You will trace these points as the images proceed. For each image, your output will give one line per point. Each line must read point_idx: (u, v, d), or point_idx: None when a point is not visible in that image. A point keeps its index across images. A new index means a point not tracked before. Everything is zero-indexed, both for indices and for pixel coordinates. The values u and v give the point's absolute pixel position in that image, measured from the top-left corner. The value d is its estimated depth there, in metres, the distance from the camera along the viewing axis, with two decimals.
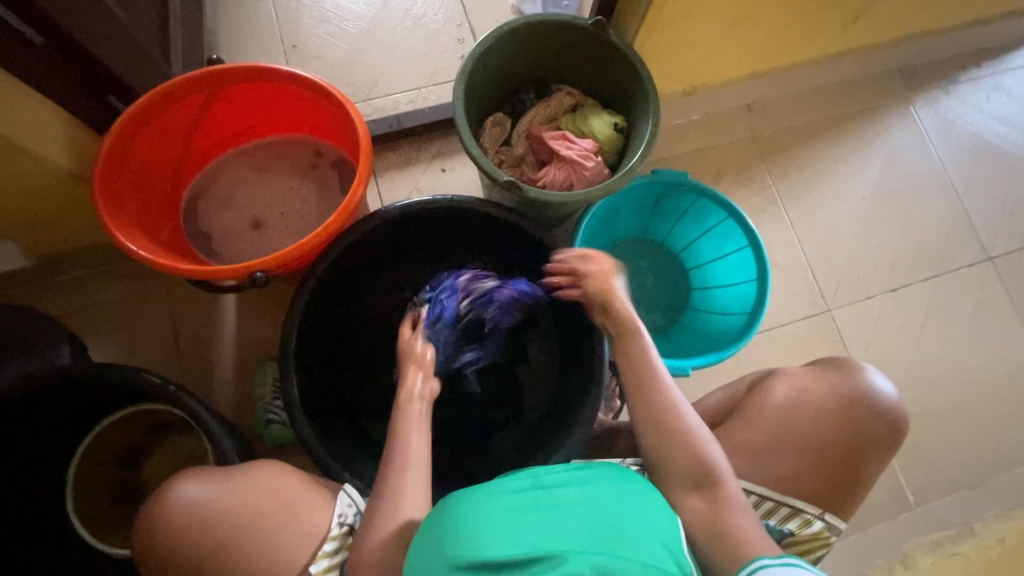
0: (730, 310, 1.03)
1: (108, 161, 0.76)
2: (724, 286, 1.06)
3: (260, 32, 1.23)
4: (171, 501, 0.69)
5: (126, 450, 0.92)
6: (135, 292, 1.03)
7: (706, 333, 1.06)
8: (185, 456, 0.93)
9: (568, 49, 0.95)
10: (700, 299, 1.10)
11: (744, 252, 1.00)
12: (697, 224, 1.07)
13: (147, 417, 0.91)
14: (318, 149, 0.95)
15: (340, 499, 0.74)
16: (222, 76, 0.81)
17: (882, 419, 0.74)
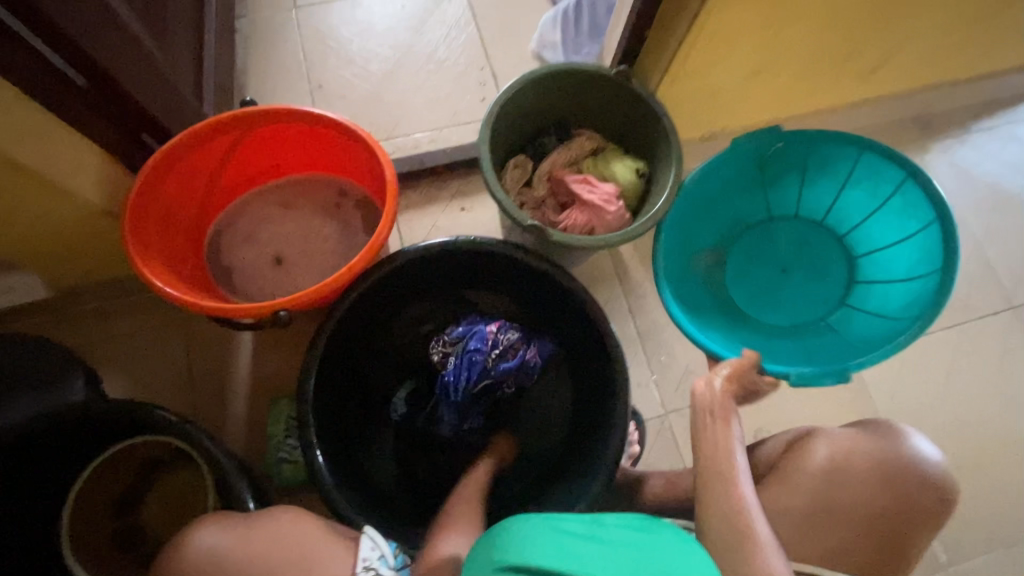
0: (908, 270, 0.92)
1: (139, 197, 0.77)
2: (880, 249, 0.98)
3: (288, 72, 1.27)
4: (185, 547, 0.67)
5: (122, 497, 0.88)
6: (151, 325, 1.02)
7: (882, 309, 0.95)
8: (184, 491, 0.89)
9: (590, 96, 0.97)
10: (857, 272, 1.02)
11: (905, 191, 0.91)
12: (829, 180, 0.99)
13: (135, 459, 0.87)
14: (342, 188, 0.96)
15: (364, 542, 0.71)
16: (253, 118, 0.83)
17: (929, 487, 0.71)
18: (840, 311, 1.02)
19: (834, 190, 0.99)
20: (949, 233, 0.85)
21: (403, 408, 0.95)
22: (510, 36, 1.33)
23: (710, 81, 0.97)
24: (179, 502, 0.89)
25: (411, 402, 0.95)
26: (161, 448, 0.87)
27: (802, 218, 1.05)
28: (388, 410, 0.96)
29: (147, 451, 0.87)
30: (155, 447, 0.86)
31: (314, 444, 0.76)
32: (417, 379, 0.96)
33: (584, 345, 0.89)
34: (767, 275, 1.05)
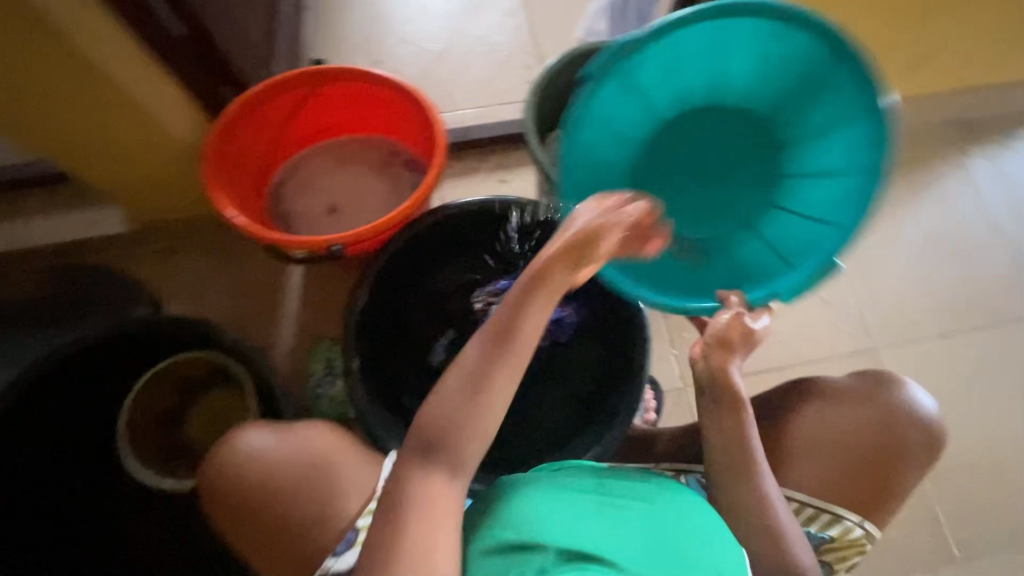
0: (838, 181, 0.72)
1: (219, 138, 0.87)
2: (764, 109, 0.76)
3: (348, 47, 1.36)
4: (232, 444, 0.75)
5: (170, 411, 0.97)
6: (212, 263, 1.12)
7: (799, 215, 0.76)
8: (225, 407, 0.98)
9: None
10: (783, 162, 0.77)
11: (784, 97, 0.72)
12: (734, 55, 0.71)
13: (179, 379, 0.94)
14: (394, 149, 1.04)
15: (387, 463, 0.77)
16: (322, 76, 0.92)
17: (920, 427, 0.74)
18: (733, 225, 0.80)
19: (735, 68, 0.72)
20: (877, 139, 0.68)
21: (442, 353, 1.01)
22: (557, 24, 1.39)
23: None
24: (221, 416, 0.98)
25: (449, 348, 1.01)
26: (202, 368, 0.94)
27: (711, 100, 0.76)
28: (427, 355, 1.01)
29: (190, 371, 0.94)
30: (199, 367, 0.94)
31: (354, 369, 0.83)
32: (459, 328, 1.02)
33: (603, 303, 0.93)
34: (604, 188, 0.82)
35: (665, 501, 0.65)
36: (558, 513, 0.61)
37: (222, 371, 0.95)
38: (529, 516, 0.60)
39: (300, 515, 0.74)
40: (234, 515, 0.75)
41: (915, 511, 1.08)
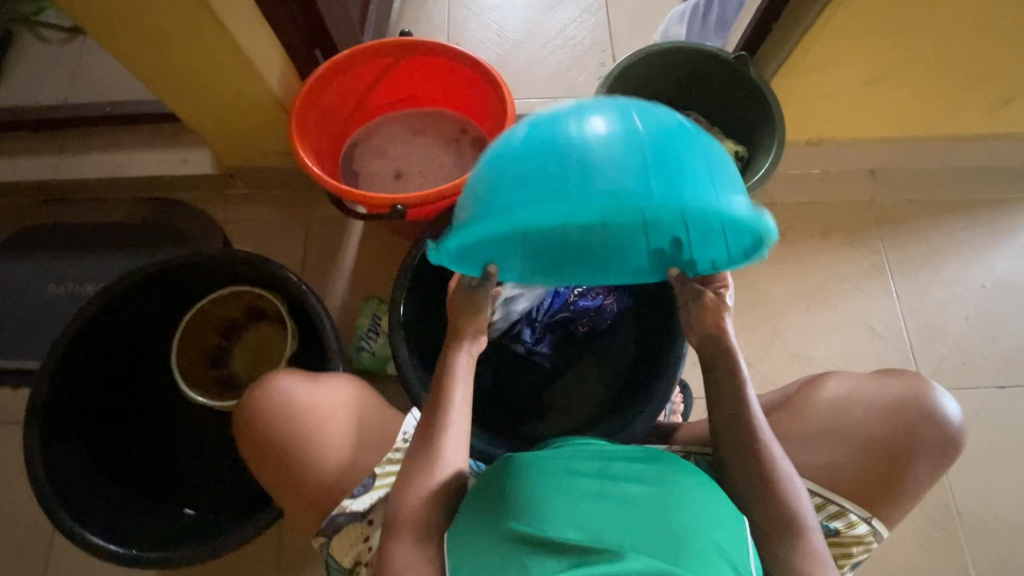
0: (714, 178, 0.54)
1: (308, 94, 0.93)
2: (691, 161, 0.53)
3: (431, 28, 1.42)
4: (278, 376, 0.82)
5: (214, 351, 1.04)
6: (283, 216, 1.21)
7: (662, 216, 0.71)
8: (265, 339, 1.07)
9: (706, 79, 1.03)
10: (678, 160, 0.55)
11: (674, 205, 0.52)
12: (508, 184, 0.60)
13: (218, 317, 1.01)
14: (464, 126, 1.10)
15: (407, 420, 0.81)
16: (408, 47, 0.97)
17: (937, 426, 0.74)
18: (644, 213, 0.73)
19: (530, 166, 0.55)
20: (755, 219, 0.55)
21: None
22: (636, 27, 1.41)
23: (827, 80, 0.99)
24: (262, 349, 1.06)
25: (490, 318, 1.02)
26: (237, 307, 1.01)
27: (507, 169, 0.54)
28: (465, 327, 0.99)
29: (227, 310, 1.01)
30: (234, 304, 1.01)
31: (400, 323, 0.88)
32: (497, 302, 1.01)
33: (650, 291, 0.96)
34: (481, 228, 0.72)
35: (678, 483, 0.64)
36: (557, 503, 0.61)
37: (255, 308, 1.03)
38: (519, 497, 0.62)
39: (329, 450, 0.78)
40: (265, 447, 0.79)
41: (947, 561, 1.03)
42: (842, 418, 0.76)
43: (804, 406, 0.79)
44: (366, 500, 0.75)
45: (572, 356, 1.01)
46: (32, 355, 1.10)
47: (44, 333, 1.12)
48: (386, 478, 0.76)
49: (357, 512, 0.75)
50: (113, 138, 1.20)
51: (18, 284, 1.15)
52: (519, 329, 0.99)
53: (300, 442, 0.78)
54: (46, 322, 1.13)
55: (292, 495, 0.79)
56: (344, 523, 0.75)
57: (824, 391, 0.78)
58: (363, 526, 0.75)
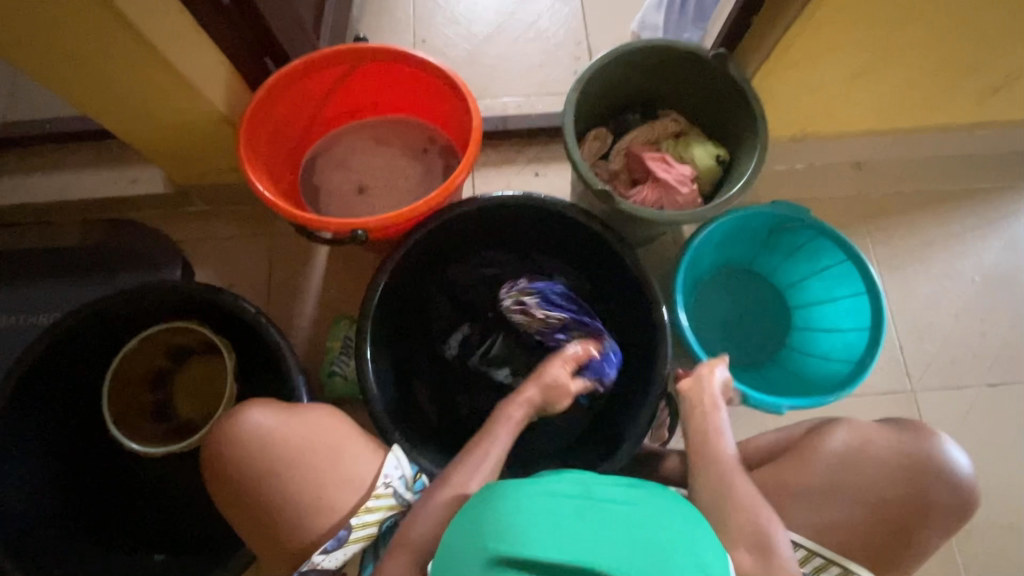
0: (836, 285, 1.04)
1: (255, 109, 0.86)
2: (809, 272, 1.08)
3: (396, 24, 1.34)
4: (242, 411, 0.74)
5: (156, 407, 0.97)
6: (244, 234, 1.15)
7: (826, 363, 1.03)
8: (202, 374, 1.01)
9: (684, 76, 0.96)
10: (797, 288, 1.11)
11: (858, 299, 1.00)
12: (821, 280, 1.07)
13: (142, 372, 0.96)
14: (431, 135, 1.04)
15: (389, 460, 0.75)
16: (364, 54, 0.90)
17: (949, 485, 0.75)
18: (785, 347, 1.10)
19: (808, 273, 1.08)
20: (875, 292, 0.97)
21: (457, 347, 1.00)
22: (613, 16, 1.34)
23: (810, 77, 0.93)
24: (202, 385, 1.01)
25: (464, 342, 1.00)
26: (155, 356, 0.96)
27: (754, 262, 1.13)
28: (440, 345, 1.01)
29: (147, 360, 0.96)
30: (153, 353, 0.95)
31: (366, 355, 0.83)
32: (474, 318, 1.02)
33: (629, 309, 0.93)
34: (744, 348, 1.10)
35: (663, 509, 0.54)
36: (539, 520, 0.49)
37: (175, 349, 0.97)
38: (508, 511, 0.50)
39: (289, 506, 0.71)
40: (230, 503, 0.73)
41: (937, 565, 1.02)
42: (852, 474, 0.76)
43: None
44: (341, 554, 0.72)
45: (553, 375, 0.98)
46: None
47: None
48: (362, 529, 0.73)
49: (329, 566, 0.72)
50: (57, 158, 1.13)
51: None
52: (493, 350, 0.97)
53: (257, 500, 0.72)
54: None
55: (271, 546, 0.74)
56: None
57: (833, 442, 0.78)
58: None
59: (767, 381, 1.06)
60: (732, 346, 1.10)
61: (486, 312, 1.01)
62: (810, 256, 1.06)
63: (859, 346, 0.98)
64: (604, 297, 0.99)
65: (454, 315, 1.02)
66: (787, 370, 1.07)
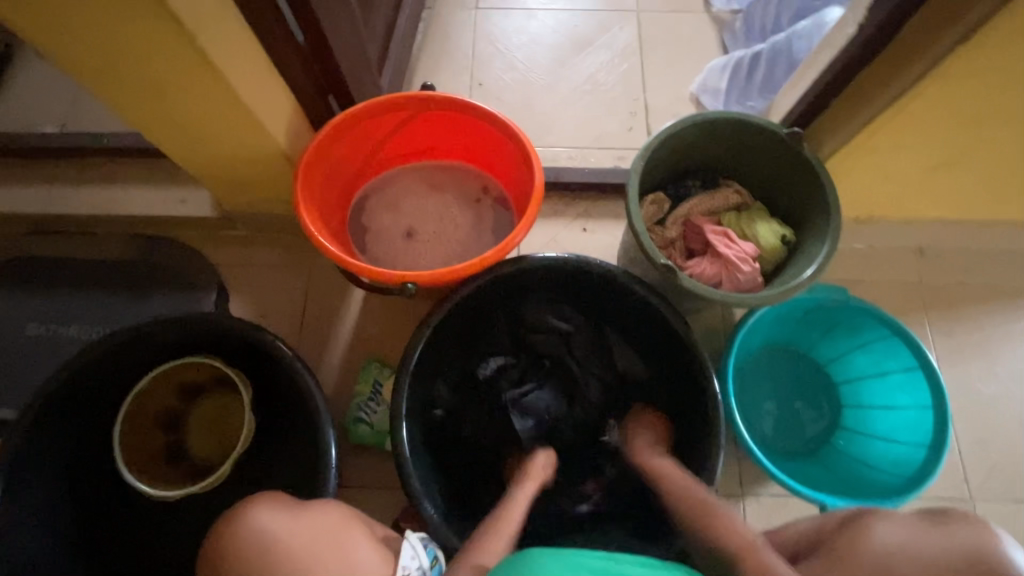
0: (887, 368, 0.99)
1: (316, 149, 0.85)
2: (853, 349, 1.03)
3: (454, 66, 1.34)
4: (243, 513, 0.67)
5: (169, 449, 0.95)
6: (283, 264, 1.13)
7: (878, 452, 0.98)
8: (216, 411, 0.99)
9: (753, 150, 0.93)
10: (838, 364, 1.06)
11: (911, 374, 0.96)
12: (869, 359, 1.02)
13: (154, 411, 0.94)
14: (486, 185, 1.02)
15: (403, 551, 0.69)
16: (430, 102, 0.89)
17: None
18: (830, 428, 1.04)
19: (852, 349, 1.03)
20: (937, 384, 0.92)
21: (491, 370, 0.96)
22: (672, 76, 1.33)
23: (886, 162, 0.90)
24: (214, 422, 0.98)
25: (498, 369, 0.96)
26: (167, 393, 0.94)
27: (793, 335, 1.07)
28: (477, 364, 0.98)
29: (159, 401, 0.94)
30: (165, 391, 0.93)
31: (402, 413, 0.79)
32: (524, 356, 0.98)
33: (682, 386, 0.89)
34: (785, 427, 1.05)
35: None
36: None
37: (186, 385, 0.95)
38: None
39: None
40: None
41: None
42: None
43: None
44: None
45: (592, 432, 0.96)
46: (3, 404, 1.03)
47: (17, 380, 1.04)
48: None
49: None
50: (109, 171, 1.13)
51: None
52: (533, 396, 0.94)
53: None
54: (24, 367, 1.05)
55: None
56: None
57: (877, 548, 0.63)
58: None
59: (813, 467, 1.01)
60: (770, 425, 1.04)
61: (539, 360, 0.97)
62: (858, 335, 1.01)
63: (918, 438, 0.94)
64: (648, 367, 0.96)
65: (501, 346, 0.98)
66: (833, 455, 1.02)
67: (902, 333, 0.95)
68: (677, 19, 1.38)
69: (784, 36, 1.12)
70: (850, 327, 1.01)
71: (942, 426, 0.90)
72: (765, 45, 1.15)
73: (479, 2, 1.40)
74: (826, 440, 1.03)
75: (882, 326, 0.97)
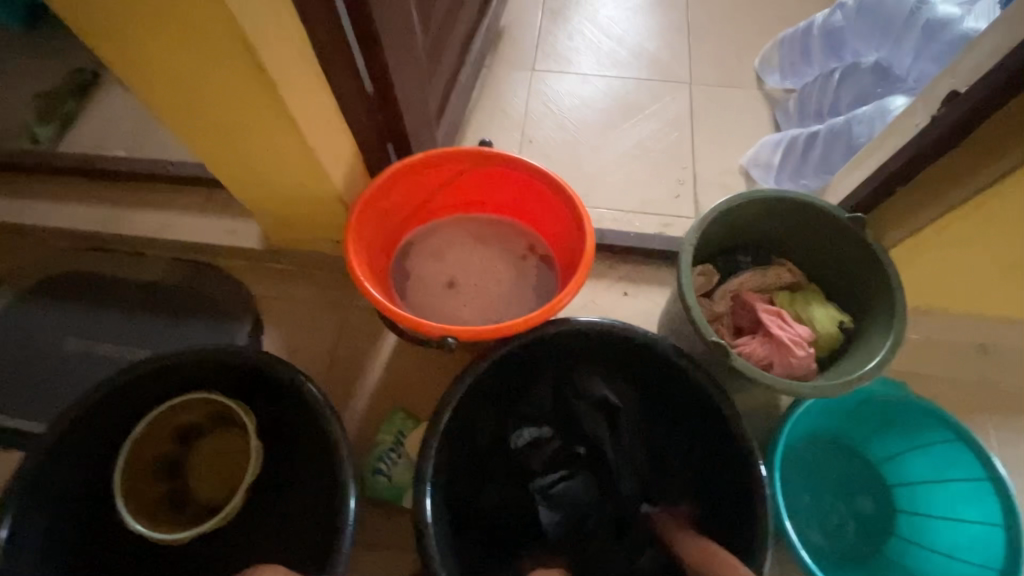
0: (946, 475, 0.91)
1: (371, 195, 0.86)
2: (909, 449, 0.95)
3: (506, 122, 1.38)
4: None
5: (171, 498, 0.92)
6: (320, 301, 1.13)
7: (936, 571, 0.88)
8: (217, 451, 0.97)
9: (810, 233, 0.91)
10: (892, 466, 0.98)
11: (975, 485, 0.88)
12: (926, 462, 0.94)
13: (152, 460, 0.92)
14: (532, 243, 1.02)
15: None
16: (487, 158, 0.90)
17: None
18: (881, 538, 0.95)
19: (907, 450, 0.96)
20: (1007, 499, 0.83)
21: (526, 442, 0.91)
22: (722, 149, 1.33)
23: (954, 255, 0.86)
24: (218, 462, 0.97)
25: (534, 443, 0.91)
26: (165, 438, 0.92)
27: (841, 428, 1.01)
28: (510, 430, 0.94)
29: (156, 448, 0.92)
30: (161, 437, 0.92)
31: (427, 473, 0.75)
32: (563, 437, 0.94)
33: (727, 478, 0.83)
34: (830, 532, 0.96)
35: None
36: None
37: (184, 427, 0.94)
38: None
39: None
40: None
41: None
42: None
43: None
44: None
45: (619, 527, 0.89)
46: (32, 416, 1.03)
47: (48, 393, 1.04)
48: None
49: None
50: (166, 197, 1.18)
51: (35, 335, 1.09)
52: (563, 487, 0.88)
53: None
54: (56, 380, 1.06)
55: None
56: None
57: None
58: None
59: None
60: (813, 527, 0.97)
61: (576, 448, 0.92)
62: (914, 434, 0.94)
63: (986, 561, 0.84)
64: (689, 448, 0.91)
65: (544, 416, 0.94)
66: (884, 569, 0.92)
67: (964, 438, 0.87)
68: (729, 94, 1.40)
69: (843, 119, 1.09)
70: (905, 425, 0.94)
71: (1013, 549, 0.81)
72: (823, 126, 1.13)
73: (535, 64, 1.45)
74: (876, 548, 0.94)
75: (941, 427, 0.90)
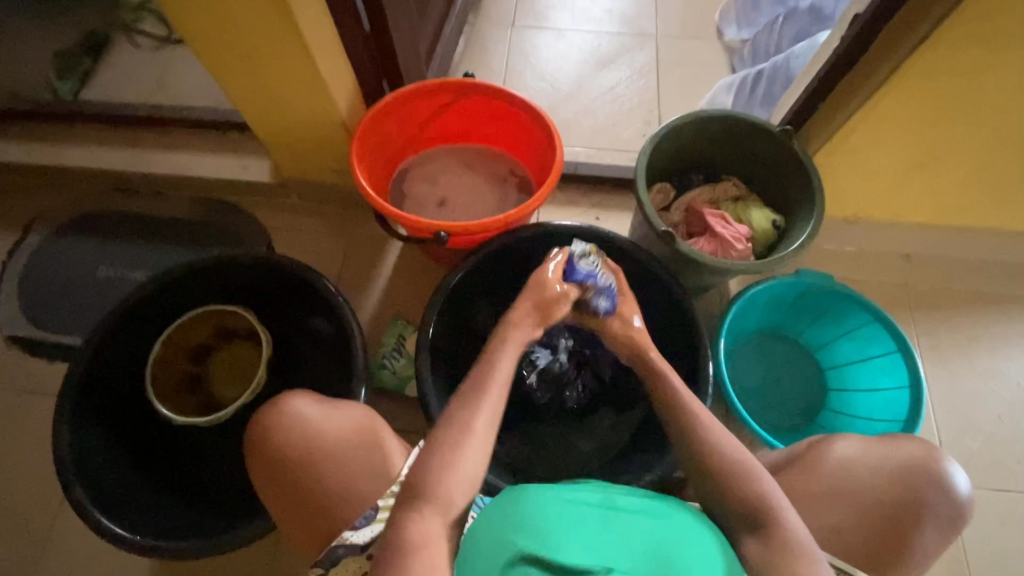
0: (869, 354, 1.08)
1: (371, 118, 0.99)
2: (840, 335, 1.11)
3: (489, 73, 1.51)
4: (282, 400, 0.77)
5: (205, 404, 1.03)
6: (325, 230, 1.26)
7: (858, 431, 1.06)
8: (231, 360, 1.07)
9: (750, 148, 1.06)
10: (829, 352, 1.14)
11: (891, 358, 1.04)
12: (854, 345, 1.10)
13: (175, 379, 1.02)
14: (512, 168, 1.16)
15: (413, 453, 0.77)
16: (470, 89, 1.04)
17: (942, 496, 0.76)
18: (817, 410, 1.12)
19: (839, 336, 1.12)
20: (913, 364, 0.99)
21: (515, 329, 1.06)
22: (684, 93, 1.47)
23: (867, 160, 1.02)
24: (235, 369, 1.07)
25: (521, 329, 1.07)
26: (180, 359, 1.02)
27: (785, 321, 1.17)
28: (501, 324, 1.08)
29: (175, 367, 1.02)
30: (176, 358, 1.02)
31: (426, 345, 0.90)
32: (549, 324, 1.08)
33: (679, 353, 0.99)
34: (775, 406, 1.12)
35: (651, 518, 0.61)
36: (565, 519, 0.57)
37: (194, 348, 1.04)
38: (537, 517, 0.56)
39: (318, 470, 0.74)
40: (278, 468, 0.75)
41: None
42: (847, 479, 0.78)
43: (810, 461, 0.80)
44: (367, 533, 0.71)
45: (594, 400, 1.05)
46: (74, 332, 1.16)
47: (86, 313, 1.17)
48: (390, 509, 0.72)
49: (356, 545, 0.70)
50: (181, 140, 1.29)
51: (71, 265, 1.22)
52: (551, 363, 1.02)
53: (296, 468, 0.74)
54: (94, 302, 1.19)
55: (304, 531, 0.75)
56: (343, 555, 0.71)
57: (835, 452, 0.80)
58: (361, 559, 0.71)
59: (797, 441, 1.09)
60: (759, 397, 1.13)
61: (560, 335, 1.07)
62: (844, 321, 1.10)
63: (896, 418, 1.01)
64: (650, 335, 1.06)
65: None
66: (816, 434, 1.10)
67: (881, 318, 1.03)
68: (692, 45, 1.54)
69: (783, 56, 1.25)
70: (837, 314, 1.10)
71: (915, 405, 0.98)
72: (767, 64, 1.28)
73: (515, 21, 1.58)
74: (811, 419, 1.11)
75: (865, 311, 1.05)
